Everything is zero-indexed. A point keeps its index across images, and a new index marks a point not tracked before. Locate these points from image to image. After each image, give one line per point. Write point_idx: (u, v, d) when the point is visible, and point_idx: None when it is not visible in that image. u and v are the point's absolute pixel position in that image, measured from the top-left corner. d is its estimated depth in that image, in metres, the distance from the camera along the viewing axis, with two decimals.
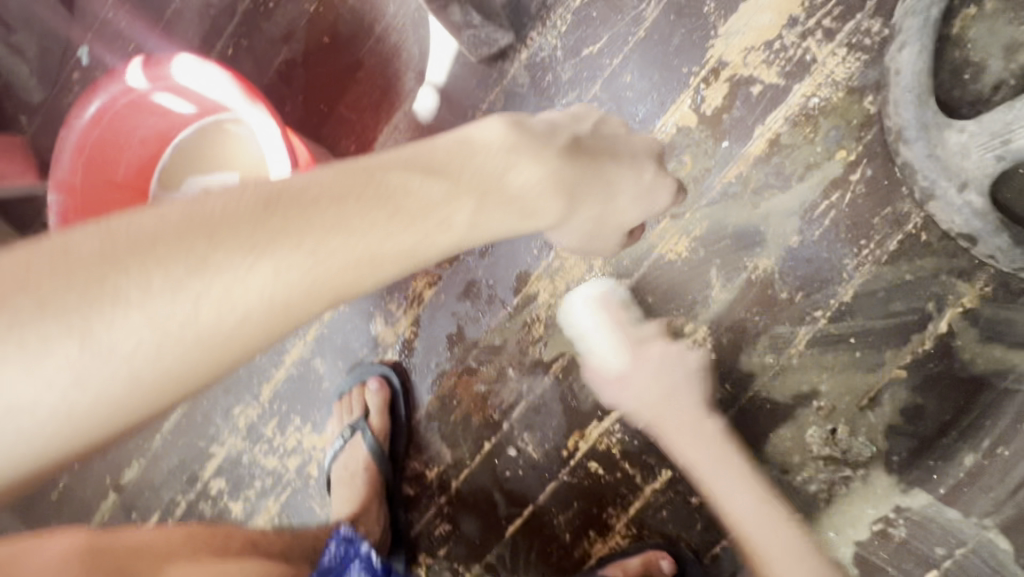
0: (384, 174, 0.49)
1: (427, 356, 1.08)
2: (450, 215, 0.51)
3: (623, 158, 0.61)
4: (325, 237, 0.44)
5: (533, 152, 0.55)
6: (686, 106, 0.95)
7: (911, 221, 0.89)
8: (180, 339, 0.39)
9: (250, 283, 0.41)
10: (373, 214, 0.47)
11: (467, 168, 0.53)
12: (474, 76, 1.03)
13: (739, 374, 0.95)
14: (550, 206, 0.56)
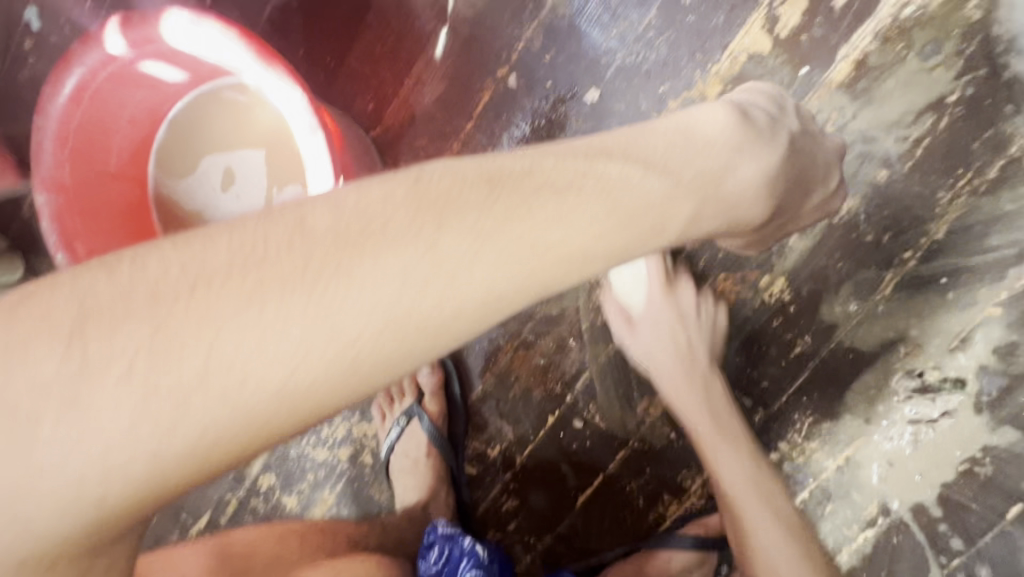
0: (614, 167, 0.56)
1: (479, 333, 1.00)
2: (665, 208, 0.58)
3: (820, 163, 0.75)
4: (548, 227, 0.50)
5: (755, 151, 0.65)
6: (757, 28, 0.83)
7: (1016, 143, 0.80)
8: (355, 339, 0.41)
9: (467, 276, 0.45)
10: (596, 211, 0.53)
11: (688, 166, 0.61)
12: (505, 10, 0.88)
13: (820, 325, 0.90)
14: (751, 208, 0.67)
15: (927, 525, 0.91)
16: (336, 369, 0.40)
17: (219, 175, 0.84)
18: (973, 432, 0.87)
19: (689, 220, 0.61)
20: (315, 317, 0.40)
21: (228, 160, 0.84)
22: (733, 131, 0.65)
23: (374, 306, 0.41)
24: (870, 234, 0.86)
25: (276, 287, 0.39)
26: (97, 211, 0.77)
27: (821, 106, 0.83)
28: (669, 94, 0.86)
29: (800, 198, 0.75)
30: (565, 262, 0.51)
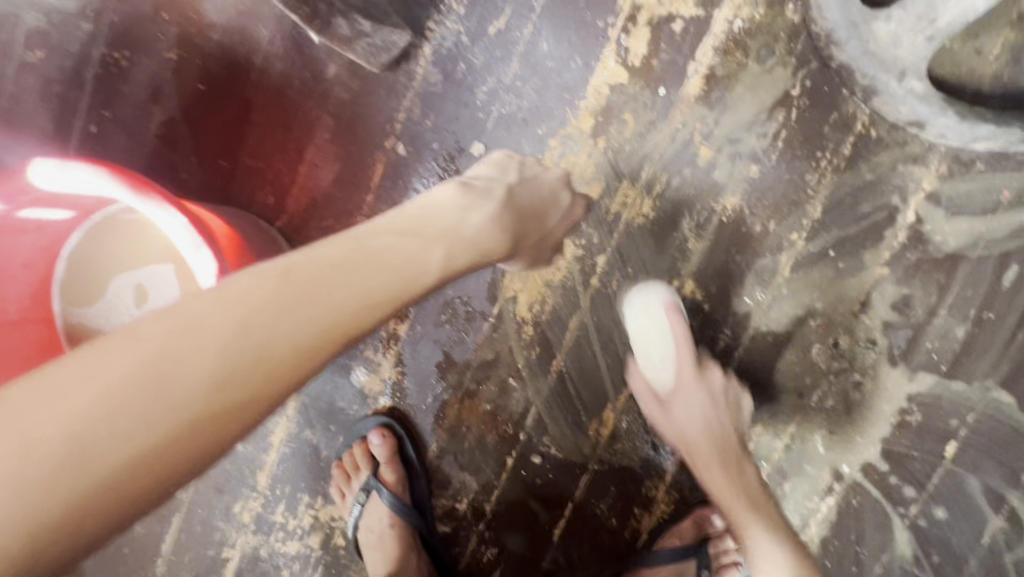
0: (371, 241, 0.61)
1: (421, 393, 1.01)
2: (425, 260, 0.64)
3: (545, 201, 0.84)
4: (333, 296, 0.54)
5: (479, 208, 0.74)
6: (612, 61, 0.89)
7: (859, 121, 0.88)
8: (208, 393, 0.45)
9: (286, 335, 0.50)
10: (369, 275, 0.58)
11: (431, 225, 0.68)
12: (380, 88, 0.93)
13: (736, 317, 0.94)
14: (495, 245, 0.75)
15: (879, 481, 0.97)
16: (196, 423, 0.45)
17: (131, 295, 0.85)
18: (895, 384, 0.94)
19: (439, 271, 0.66)
20: (170, 394, 0.44)
21: (139, 278, 0.85)
22: (457, 196, 0.74)
23: (206, 374, 0.45)
24: (758, 224, 0.92)
25: (124, 376, 0.43)
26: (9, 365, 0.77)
27: (686, 118, 0.90)
28: (548, 134, 0.92)
29: (537, 227, 0.83)
30: (360, 315, 0.56)
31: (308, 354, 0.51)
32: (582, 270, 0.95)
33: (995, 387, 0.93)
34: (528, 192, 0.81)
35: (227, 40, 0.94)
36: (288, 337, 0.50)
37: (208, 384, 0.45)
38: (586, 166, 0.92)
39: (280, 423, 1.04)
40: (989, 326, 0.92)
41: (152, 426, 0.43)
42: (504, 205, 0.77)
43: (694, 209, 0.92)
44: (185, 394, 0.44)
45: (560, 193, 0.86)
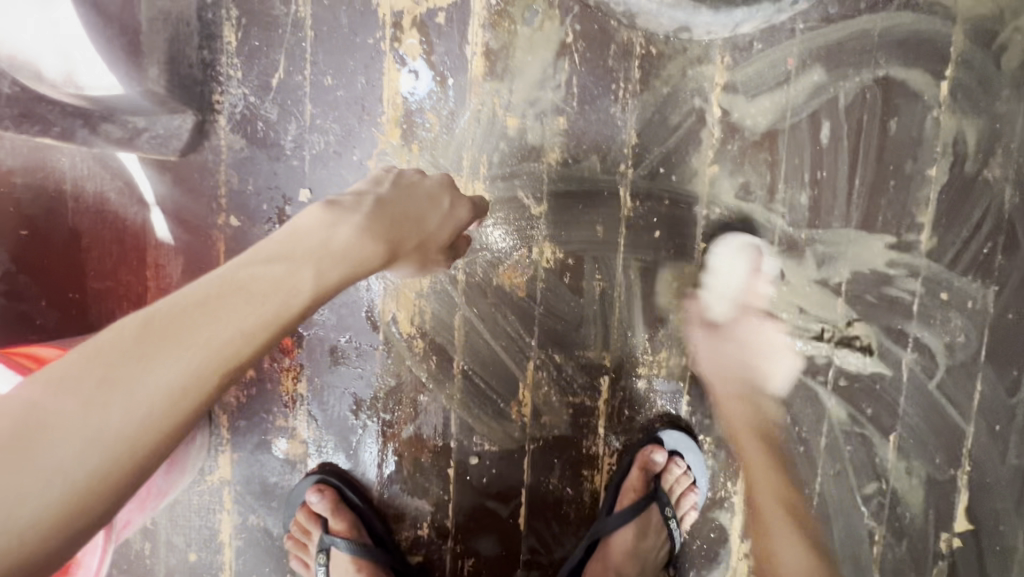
0: (230, 276, 0.56)
1: (345, 440, 1.01)
2: (293, 282, 0.58)
3: (421, 196, 0.75)
4: (193, 340, 0.52)
5: (349, 221, 0.66)
6: (395, 71, 0.92)
7: (636, 44, 0.93)
8: (74, 474, 0.46)
9: (139, 403, 0.49)
10: (238, 308, 0.54)
11: (301, 244, 0.61)
12: (193, 171, 0.95)
13: (602, 260, 0.97)
14: (373, 253, 0.66)
15: (790, 360, 1.00)
16: (75, 502, 0.46)
17: None
18: (768, 266, 0.97)
19: (318, 292, 0.60)
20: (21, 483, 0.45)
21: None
22: (321, 212, 0.66)
23: (73, 457, 0.46)
24: (586, 168, 0.95)
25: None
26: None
27: (482, 98, 0.93)
28: (363, 157, 0.94)
29: (416, 231, 0.72)
30: (224, 361, 0.53)
31: (171, 416, 0.50)
32: (446, 270, 0.97)
33: (854, 235, 0.97)
34: (394, 203, 0.72)
35: (32, 179, 0.94)
36: (140, 407, 0.49)
37: (74, 466, 0.46)
38: None
39: (223, 520, 1.03)
40: (826, 183, 0.96)
41: (21, 514, 0.44)
42: (376, 216, 0.68)
43: (523, 177, 0.95)
44: (51, 481, 0.45)
45: (438, 194, 0.76)
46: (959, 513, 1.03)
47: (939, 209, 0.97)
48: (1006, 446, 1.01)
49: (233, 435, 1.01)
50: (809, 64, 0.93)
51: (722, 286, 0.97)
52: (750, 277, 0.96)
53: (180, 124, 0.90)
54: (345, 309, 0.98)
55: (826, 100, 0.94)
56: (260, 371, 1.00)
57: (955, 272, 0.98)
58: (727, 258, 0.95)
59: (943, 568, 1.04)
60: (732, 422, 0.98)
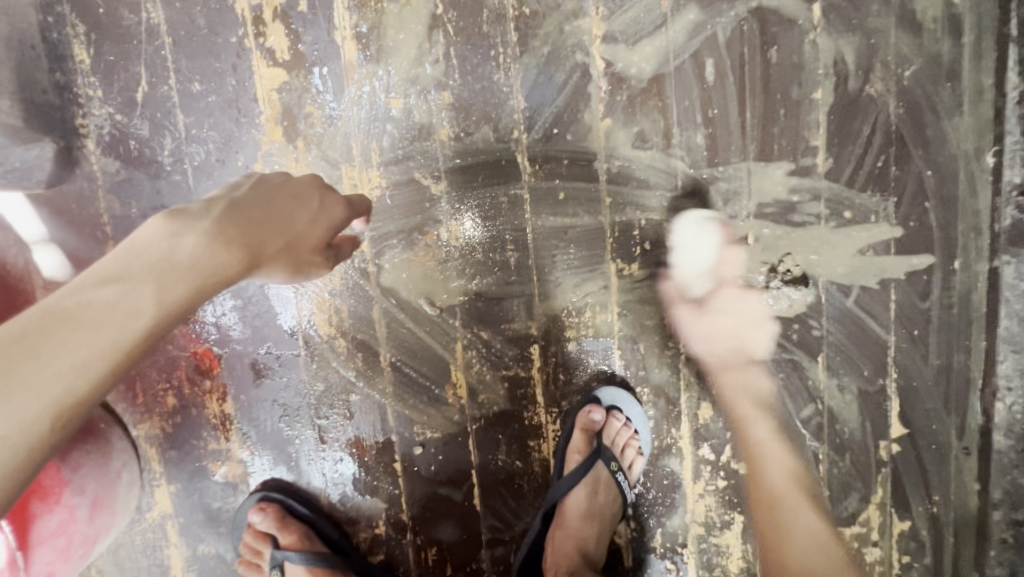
0: (62, 305, 0.55)
1: (283, 452, 0.99)
2: (130, 304, 0.57)
3: (288, 191, 0.67)
4: (21, 376, 0.52)
5: (192, 229, 0.61)
6: (264, 67, 0.89)
7: (508, 7, 0.91)
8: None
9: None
10: (67, 340, 0.54)
11: (136, 264, 0.59)
12: (70, 201, 0.90)
13: (511, 230, 0.96)
14: (222, 264, 0.61)
15: (712, 299, 1.01)
16: None
17: None
18: (675, 210, 0.98)
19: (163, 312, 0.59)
20: None
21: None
22: (162, 221, 0.61)
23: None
24: (480, 140, 0.93)
25: None
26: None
27: (361, 83, 0.90)
28: (248, 161, 0.91)
29: (278, 233, 0.65)
30: (63, 393, 0.53)
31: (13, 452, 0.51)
32: (355, 265, 0.95)
33: (754, 167, 0.98)
34: (254, 204, 0.65)
35: None
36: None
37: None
38: (300, 170, 0.91)
39: (172, 554, 1.00)
40: (718, 120, 0.97)
41: None
42: (225, 221, 0.62)
43: (418, 158, 0.93)
44: None
45: (307, 190, 0.70)
46: (894, 419, 1.05)
47: (830, 130, 0.98)
48: (926, 347, 1.03)
49: (165, 467, 0.98)
50: (683, 4, 0.93)
51: (691, 260, 0.99)
52: (721, 254, 0.99)
53: (38, 154, 0.85)
54: (258, 320, 0.95)
55: (706, 38, 0.95)
56: (182, 397, 0.96)
57: (854, 189, 1.00)
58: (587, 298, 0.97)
59: (886, 476, 1.06)
60: (723, 364, 1.01)
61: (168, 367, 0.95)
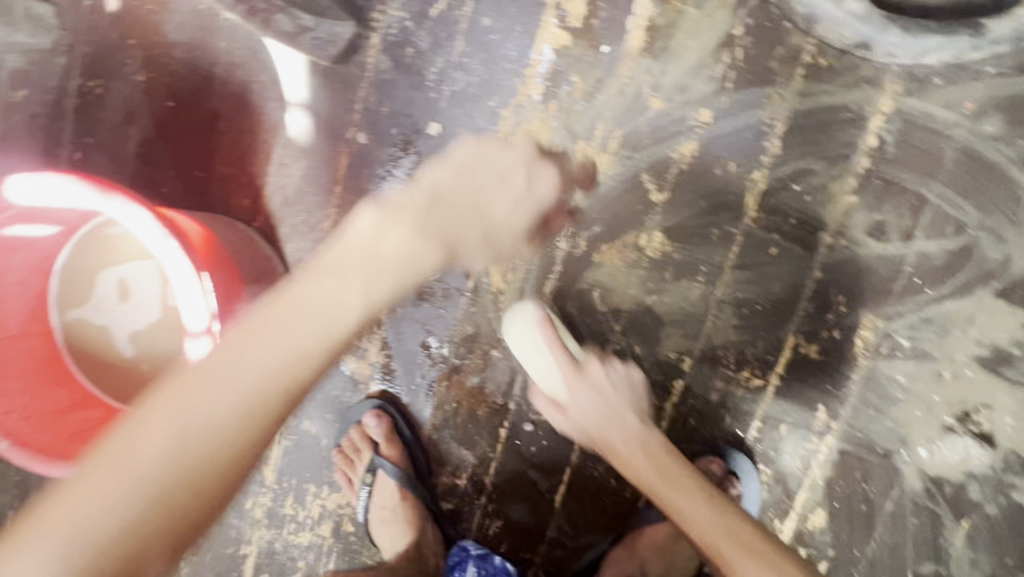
0: (280, 292, 0.58)
1: (411, 374, 1.03)
2: (339, 299, 0.58)
3: (505, 161, 0.68)
4: (297, 332, 0.55)
5: (406, 215, 0.64)
6: (553, 26, 0.92)
7: (806, 51, 0.88)
8: (195, 436, 0.49)
9: (242, 376, 0.52)
10: (351, 284, 0.59)
11: (346, 252, 0.61)
12: (336, 81, 0.97)
13: (710, 263, 0.94)
14: (443, 248, 0.65)
15: (875, 414, 0.95)
16: (232, 442, 0.51)
17: (115, 291, 0.91)
18: (878, 311, 0.92)
19: (367, 301, 0.60)
20: (168, 434, 0.49)
21: (123, 272, 0.91)
22: (374, 211, 0.63)
23: (113, 501, 0.46)
24: (719, 166, 0.92)
25: (162, 426, 0.49)
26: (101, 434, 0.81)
27: (632, 72, 0.91)
28: (500, 105, 0.94)
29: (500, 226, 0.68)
30: (334, 335, 0.57)
31: (238, 446, 0.51)
32: (550, 235, 0.96)
33: (986, 303, 0.90)
34: (478, 199, 0.66)
35: (189, 56, 0.99)
36: (134, 472, 0.47)
37: (112, 503, 0.46)
38: (541, 131, 0.94)
39: None
40: (970, 240, 0.89)
41: (169, 455, 0.48)
42: (458, 208, 0.66)
43: (652, 160, 0.93)
44: (207, 410, 0.50)
45: (537, 173, 0.69)
46: None
47: None
48: None
49: None
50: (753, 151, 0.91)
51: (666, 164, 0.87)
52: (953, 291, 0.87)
53: (341, 31, 0.92)
54: None
55: (995, 156, 0.88)
56: None
57: None
58: (525, 335, 0.90)
59: None
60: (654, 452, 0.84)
61: None
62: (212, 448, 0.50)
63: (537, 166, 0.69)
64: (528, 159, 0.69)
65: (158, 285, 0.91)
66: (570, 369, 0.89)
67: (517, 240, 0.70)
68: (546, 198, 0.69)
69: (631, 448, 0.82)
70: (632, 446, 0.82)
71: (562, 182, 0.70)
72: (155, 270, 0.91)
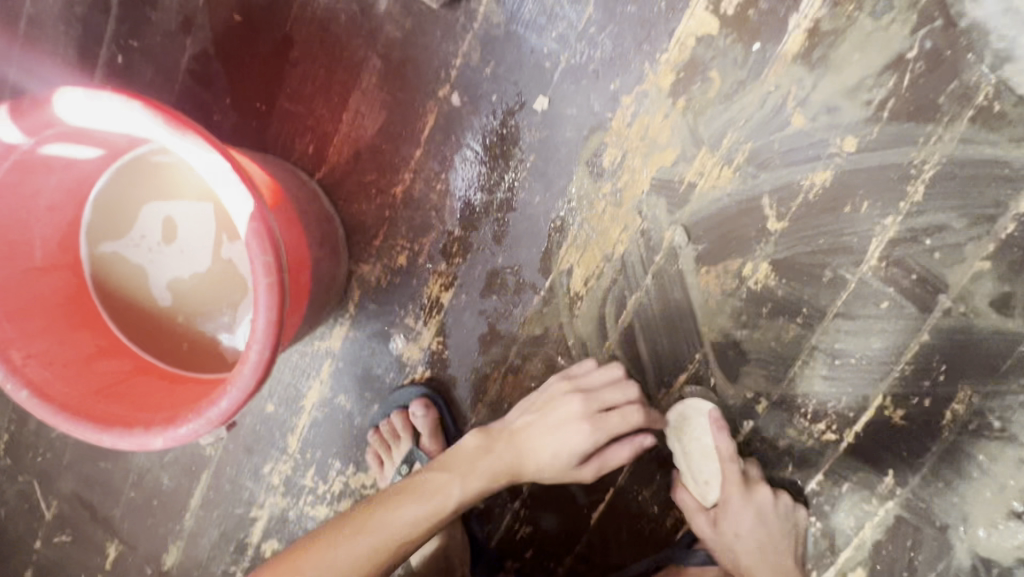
0: (415, 476, 0.80)
1: (463, 365, 0.95)
2: (520, 452, 0.80)
3: (569, 411, 0.80)
4: (482, 467, 0.80)
5: (586, 412, 0.80)
6: (702, 9, 0.79)
7: (981, 91, 0.77)
8: (380, 540, 0.73)
9: (435, 503, 0.77)
10: (529, 446, 0.80)
11: (526, 431, 0.81)
12: (437, 27, 0.84)
13: (812, 306, 0.86)
14: (579, 433, 0.79)
15: (943, 488, 0.91)
16: (398, 545, 0.74)
17: (159, 228, 0.77)
18: (977, 386, 0.86)
19: (417, 528, 0.75)
20: (367, 534, 0.73)
21: (167, 208, 0.77)
22: (574, 392, 0.82)
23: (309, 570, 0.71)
24: (849, 203, 0.82)
25: (372, 521, 0.74)
26: (132, 393, 0.72)
27: (780, 79, 0.79)
28: (621, 90, 0.82)
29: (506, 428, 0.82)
30: (498, 482, 0.80)
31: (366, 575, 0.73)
32: (645, 246, 0.87)
33: None
34: (521, 433, 0.82)
35: None
36: (333, 564, 0.71)
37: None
38: (661, 128, 0.83)
39: (313, 386, 0.99)
40: None
41: (362, 544, 0.73)
42: (515, 447, 0.81)
43: (778, 184, 0.83)
44: (401, 520, 0.75)
45: (602, 394, 0.82)
46: None
47: None
48: None
49: (358, 311, 0.95)
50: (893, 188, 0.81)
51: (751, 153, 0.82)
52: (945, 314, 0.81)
53: None
54: (523, 239, 0.89)
55: None
56: (412, 263, 0.91)
57: None
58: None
59: None
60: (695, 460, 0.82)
61: (419, 229, 0.90)
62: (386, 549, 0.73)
63: (579, 421, 0.80)
64: (569, 412, 0.80)
65: (208, 231, 0.77)
66: (737, 486, 0.89)
67: (573, 455, 0.79)
68: (580, 443, 0.79)
69: (714, 483, 0.90)
70: (726, 481, 0.89)
71: (632, 440, 0.83)
72: (207, 212, 0.77)
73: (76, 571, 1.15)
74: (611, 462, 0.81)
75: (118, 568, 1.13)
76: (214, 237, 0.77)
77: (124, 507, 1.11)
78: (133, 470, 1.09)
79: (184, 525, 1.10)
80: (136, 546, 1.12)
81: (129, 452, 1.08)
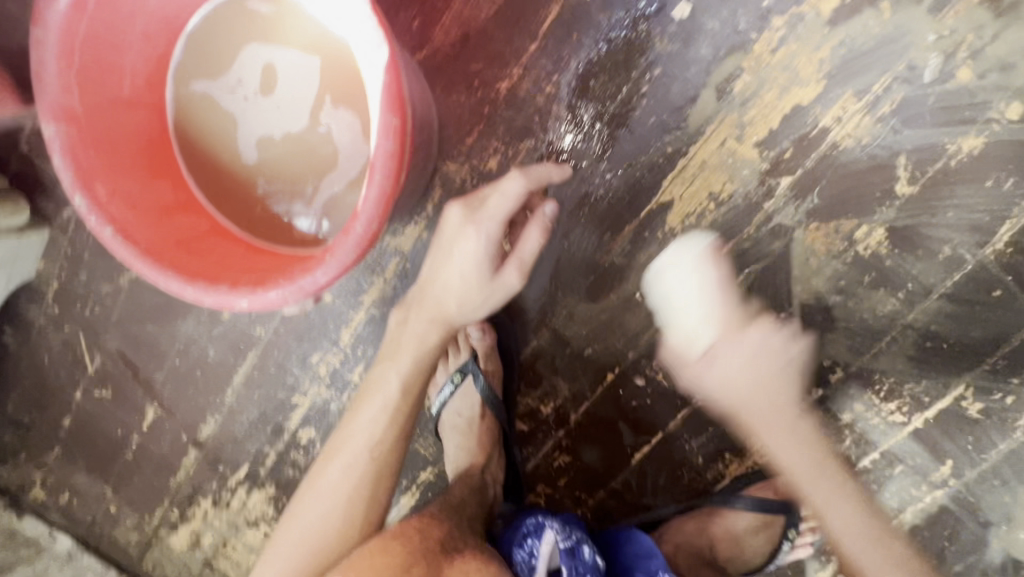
0: (358, 398, 0.82)
1: (534, 283, 0.93)
2: (431, 310, 0.76)
3: (454, 231, 0.72)
4: (405, 344, 0.78)
5: (459, 235, 0.72)
6: None
7: None
8: (357, 456, 0.78)
9: (377, 399, 0.79)
10: (435, 308, 0.75)
11: (429, 287, 0.76)
12: None
13: (919, 283, 0.81)
14: (464, 256, 0.71)
15: (998, 486, 0.88)
16: (371, 454, 0.78)
17: (257, 79, 0.72)
18: None
19: (374, 427, 0.78)
20: (341, 462, 0.78)
21: (268, 59, 0.71)
22: (459, 210, 0.72)
23: (308, 510, 0.77)
24: (992, 178, 0.76)
25: (345, 443, 0.79)
26: (211, 252, 0.68)
27: (957, 25, 0.72)
28: (774, 9, 0.74)
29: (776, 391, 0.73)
30: (424, 350, 0.78)
31: (360, 492, 0.77)
32: (756, 190, 0.81)
33: None
34: (425, 280, 0.76)
35: None
36: (326, 493, 0.77)
37: (306, 516, 0.77)
38: (809, 60, 0.75)
39: (376, 283, 0.96)
40: None
41: (345, 465, 0.78)
42: (428, 299, 0.76)
43: (920, 144, 0.76)
44: (358, 432, 0.78)
45: (491, 210, 0.70)
46: None
47: None
48: None
49: (435, 213, 0.90)
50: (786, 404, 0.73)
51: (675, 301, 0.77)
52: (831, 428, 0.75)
53: None
54: (625, 162, 0.83)
55: None
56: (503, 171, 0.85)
57: None
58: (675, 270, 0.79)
59: None
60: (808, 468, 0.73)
61: (517, 133, 0.83)
62: (360, 468, 0.77)
63: (462, 229, 0.71)
64: (455, 227, 0.72)
65: (311, 90, 0.71)
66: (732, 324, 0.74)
67: (481, 265, 0.71)
68: (475, 252, 0.70)
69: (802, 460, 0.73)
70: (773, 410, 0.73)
71: (535, 219, 0.72)
72: (311, 68, 0.71)
73: (113, 426, 1.17)
74: (529, 254, 0.71)
75: (154, 431, 1.15)
76: (316, 97, 0.71)
77: (167, 373, 1.11)
78: (179, 338, 1.08)
79: (224, 401, 1.10)
80: (175, 412, 1.13)
81: (178, 319, 1.07)
